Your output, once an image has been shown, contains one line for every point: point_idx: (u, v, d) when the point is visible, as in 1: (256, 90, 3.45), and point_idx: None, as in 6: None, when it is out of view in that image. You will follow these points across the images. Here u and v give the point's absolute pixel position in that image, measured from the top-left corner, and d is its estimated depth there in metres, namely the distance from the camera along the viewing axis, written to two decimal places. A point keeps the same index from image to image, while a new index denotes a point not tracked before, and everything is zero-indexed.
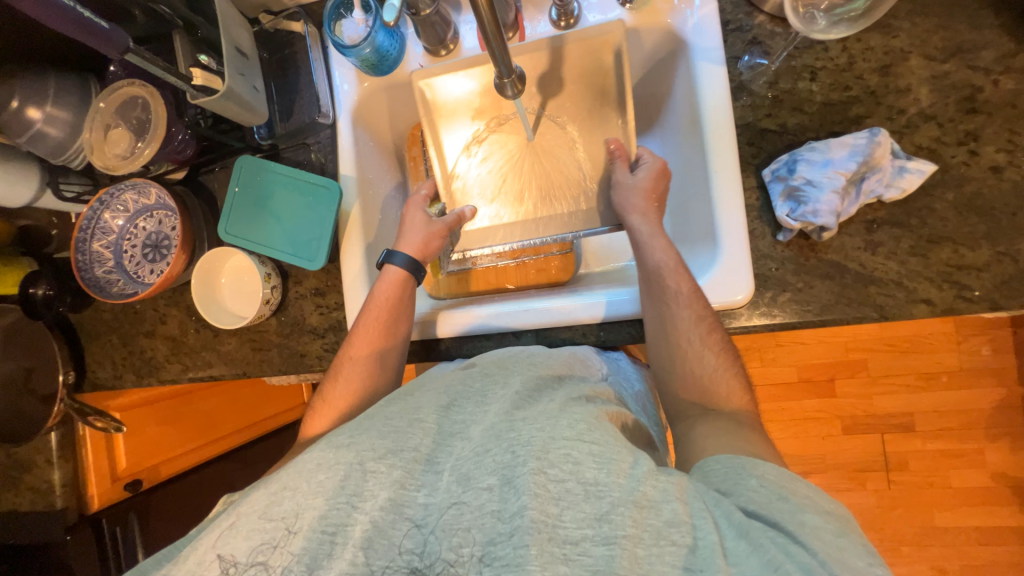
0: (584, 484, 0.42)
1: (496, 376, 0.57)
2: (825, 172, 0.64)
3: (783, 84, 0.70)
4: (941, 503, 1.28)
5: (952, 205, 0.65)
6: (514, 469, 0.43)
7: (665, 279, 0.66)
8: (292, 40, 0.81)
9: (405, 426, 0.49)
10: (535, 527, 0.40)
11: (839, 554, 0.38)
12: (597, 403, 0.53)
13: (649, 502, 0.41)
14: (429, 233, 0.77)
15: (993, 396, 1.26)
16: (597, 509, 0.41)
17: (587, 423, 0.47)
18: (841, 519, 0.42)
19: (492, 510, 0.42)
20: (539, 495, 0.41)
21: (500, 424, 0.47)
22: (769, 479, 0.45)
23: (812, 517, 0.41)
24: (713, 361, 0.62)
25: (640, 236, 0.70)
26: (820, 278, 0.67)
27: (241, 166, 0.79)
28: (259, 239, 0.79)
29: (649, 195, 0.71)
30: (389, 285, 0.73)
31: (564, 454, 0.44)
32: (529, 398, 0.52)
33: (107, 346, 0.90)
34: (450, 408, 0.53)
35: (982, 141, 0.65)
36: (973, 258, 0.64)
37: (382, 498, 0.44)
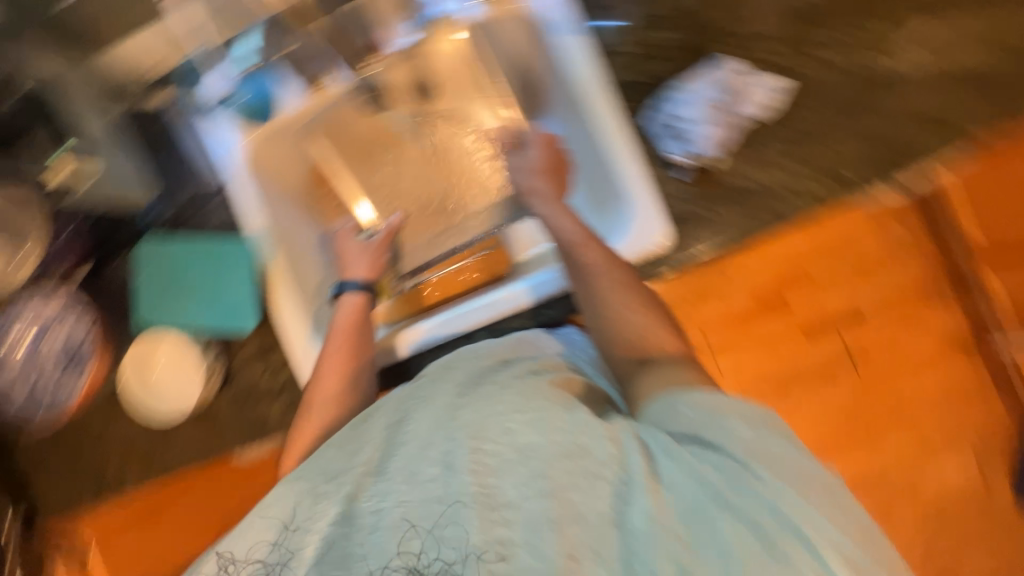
0: (518, 448, 0.43)
1: (439, 377, 0.57)
2: (697, 108, 0.73)
3: (641, 38, 0.75)
4: None
5: (805, 106, 0.74)
6: (450, 451, 0.44)
7: (572, 254, 0.66)
8: (155, 116, 0.79)
9: (356, 444, 0.50)
10: (475, 499, 0.41)
11: (763, 449, 0.42)
12: (544, 374, 0.56)
13: (582, 449, 0.43)
14: (372, 254, 0.77)
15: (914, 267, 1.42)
16: (530, 468, 0.42)
17: (524, 395, 0.48)
18: (766, 414, 0.45)
19: (439, 497, 0.42)
20: (476, 471, 0.42)
21: (442, 418, 0.48)
22: (698, 401, 0.47)
23: (741, 426, 0.43)
24: (638, 317, 0.62)
25: (542, 218, 0.71)
26: (724, 200, 0.74)
27: (141, 253, 0.78)
28: (182, 320, 0.77)
29: (545, 170, 0.73)
30: (350, 313, 0.72)
31: (502, 427, 0.45)
32: (473, 385, 0.53)
33: (49, 475, 0.82)
34: (399, 422, 0.51)
35: (811, 46, 0.74)
36: (832, 149, 0.74)
37: (333, 513, 0.44)
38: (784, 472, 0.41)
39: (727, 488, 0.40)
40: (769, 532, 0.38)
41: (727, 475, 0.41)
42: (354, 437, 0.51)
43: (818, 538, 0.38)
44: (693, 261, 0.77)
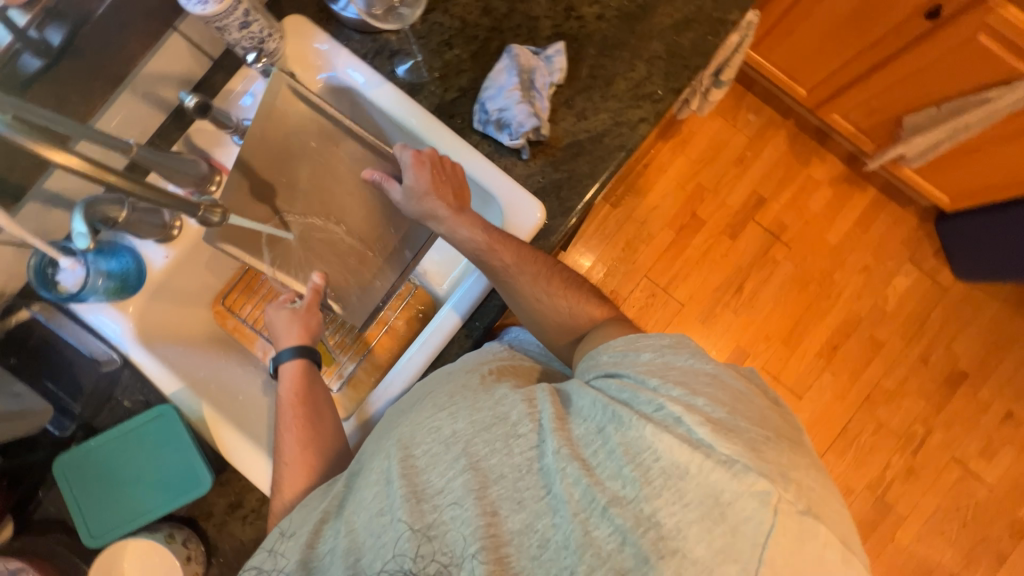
0: (444, 441, 0.52)
1: (393, 413, 0.64)
2: (504, 96, 0.76)
3: (437, 64, 0.82)
4: (822, 226, 1.59)
5: (598, 54, 0.81)
6: (389, 463, 0.52)
7: (488, 261, 0.69)
8: (27, 329, 0.76)
9: (325, 488, 0.58)
10: (406, 497, 0.49)
11: (662, 365, 0.52)
12: (486, 369, 0.62)
13: (499, 418, 0.52)
14: (301, 317, 0.74)
15: (780, 138, 1.61)
16: (452, 453, 0.51)
17: (449, 395, 0.57)
18: (678, 341, 0.55)
19: (381, 503, 0.50)
20: (406, 470, 0.51)
21: (381, 440, 0.57)
22: (613, 348, 0.58)
23: (648, 354, 0.54)
24: (565, 303, 0.70)
25: (444, 234, 0.72)
26: (574, 157, 0.79)
27: (62, 471, 0.71)
28: (136, 513, 0.72)
29: (435, 188, 0.70)
30: (292, 381, 0.71)
31: (433, 427, 0.53)
32: (425, 398, 0.60)
33: None
34: (358, 457, 0.58)
35: (578, 7, 0.82)
36: (639, 74, 0.81)
37: (301, 544, 0.53)
38: (677, 374, 0.51)
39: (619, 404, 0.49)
40: (650, 425, 0.45)
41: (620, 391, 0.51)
42: (324, 486, 0.59)
43: (693, 417, 0.45)
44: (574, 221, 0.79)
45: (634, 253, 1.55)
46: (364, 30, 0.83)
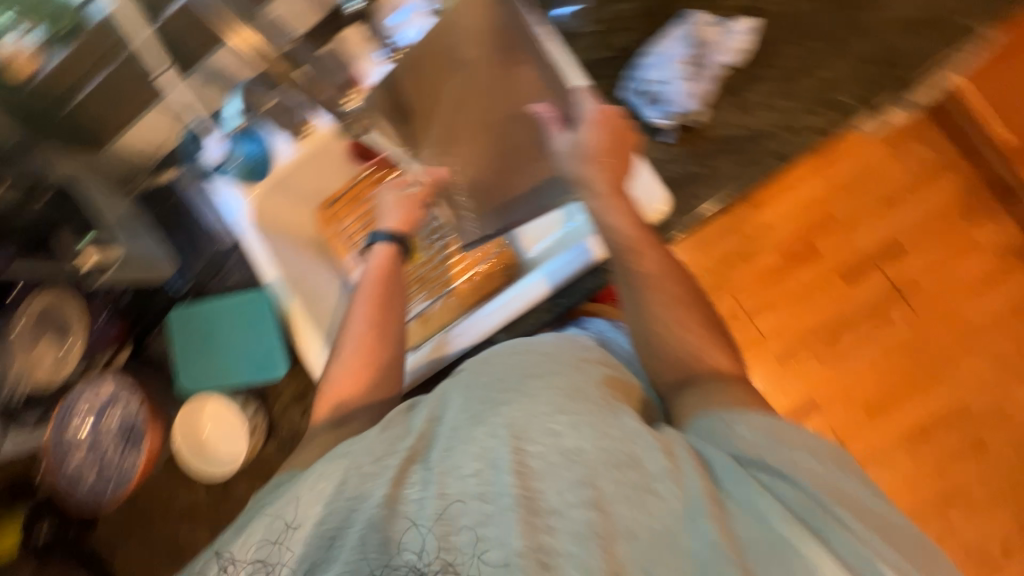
0: (564, 453, 0.42)
1: (479, 367, 0.54)
2: (670, 68, 0.71)
3: (601, 15, 0.75)
4: (962, 299, 1.36)
5: (788, 42, 0.70)
6: (496, 451, 0.43)
7: (624, 262, 0.62)
8: (170, 189, 0.84)
9: (400, 430, 0.49)
10: (519, 502, 0.40)
11: (839, 489, 0.42)
12: (590, 367, 0.54)
13: (635, 459, 0.42)
14: (409, 203, 0.77)
15: (950, 185, 1.36)
16: (578, 474, 0.41)
17: (566, 395, 0.47)
18: (841, 458, 0.45)
19: (481, 494, 0.41)
20: (519, 473, 0.41)
21: (481, 409, 0.47)
22: (762, 425, 0.47)
23: (811, 463, 0.43)
24: (694, 341, 0.58)
25: (593, 213, 0.64)
26: (719, 154, 0.70)
27: (173, 320, 0.80)
28: (221, 376, 0.80)
29: (601, 152, 0.64)
30: (381, 259, 0.73)
31: (547, 429, 0.44)
32: (530, 371, 0.51)
33: (131, 549, 0.87)
34: (440, 413, 0.50)
35: None
36: (832, 75, 0.69)
37: (377, 497, 0.42)
38: (865, 516, 0.41)
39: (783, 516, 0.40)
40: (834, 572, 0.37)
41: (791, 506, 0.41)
42: (398, 421, 0.50)
43: None
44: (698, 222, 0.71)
45: (735, 268, 1.40)
46: None
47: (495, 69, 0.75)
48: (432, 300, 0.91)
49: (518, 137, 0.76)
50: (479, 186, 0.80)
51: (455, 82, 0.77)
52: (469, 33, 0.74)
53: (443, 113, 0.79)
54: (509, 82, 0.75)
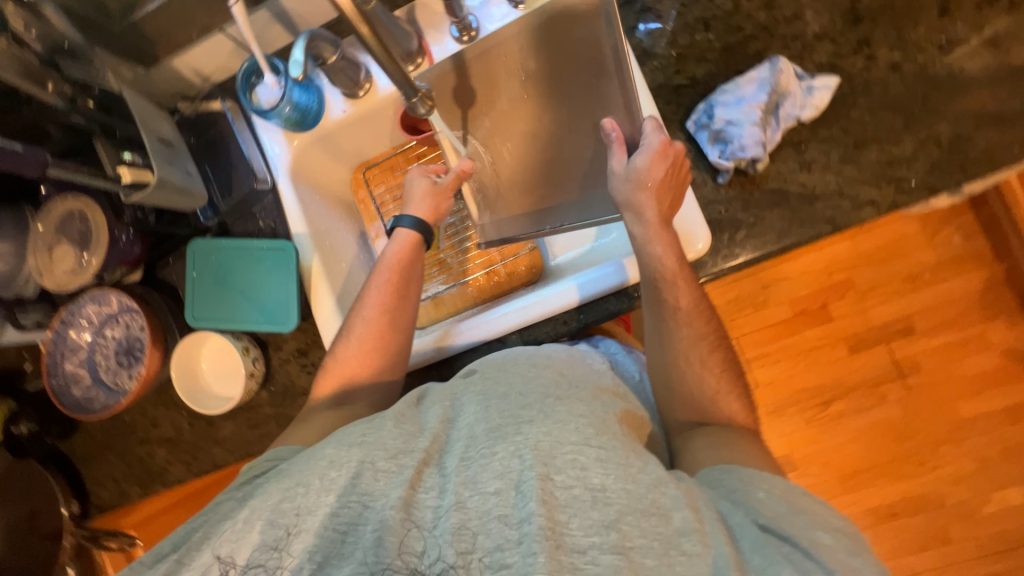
0: (591, 490, 0.45)
1: (497, 378, 0.57)
2: (741, 109, 0.67)
3: (683, 41, 0.74)
4: (961, 393, 1.35)
5: (867, 108, 0.68)
6: (522, 475, 0.45)
7: (660, 291, 0.65)
8: (214, 119, 0.82)
9: (415, 430, 0.53)
10: (544, 533, 0.41)
11: (850, 568, 0.43)
12: (606, 405, 0.57)
13: (658, 508, 0.44)
14: (436, 196, 0.76)
15: (977, 279, 1.34)
16: (604, 516, 0.43)
17: (594, 429, 0.50)
18: (850, 535, 0.46)
19: (501, 514, 0.44)
20: (547, 502, 0.43)
21: (504, 424, 0.50)
22: (777, 492, 0.49)
23: (823, 535, 0.45)
24: (713, 383, 0.63)
25: (636, 240, 0.66)
26: (770, 207, 0.69)
27: (194, 251, 0.80)
28: (229, 316, 0.80)
29: (655, 188, 0.63)
30: (402, 246, 0.74)
31: (571, 459, 0.46)
32: (542, 397, 0.53)
33: (105, 465, 0.88)
34: (452, 416, 0.55)
35: (875, 45, 0.69)
36: (901, 151, 0.67)
37: (392, 497, 0.46)
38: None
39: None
40: None
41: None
42: (412, 420, 0.55)
43: None
44: (733, 270, 0.71)
45: (744, 313, 1.42)
46: None
47: (571, 78, 0.72)
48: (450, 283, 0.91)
49: (572, 152, 0.74)
50: (509, 189, 0.77)
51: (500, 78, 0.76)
52: (552, 35, 0.72)
53: (501, 110, 0.77)
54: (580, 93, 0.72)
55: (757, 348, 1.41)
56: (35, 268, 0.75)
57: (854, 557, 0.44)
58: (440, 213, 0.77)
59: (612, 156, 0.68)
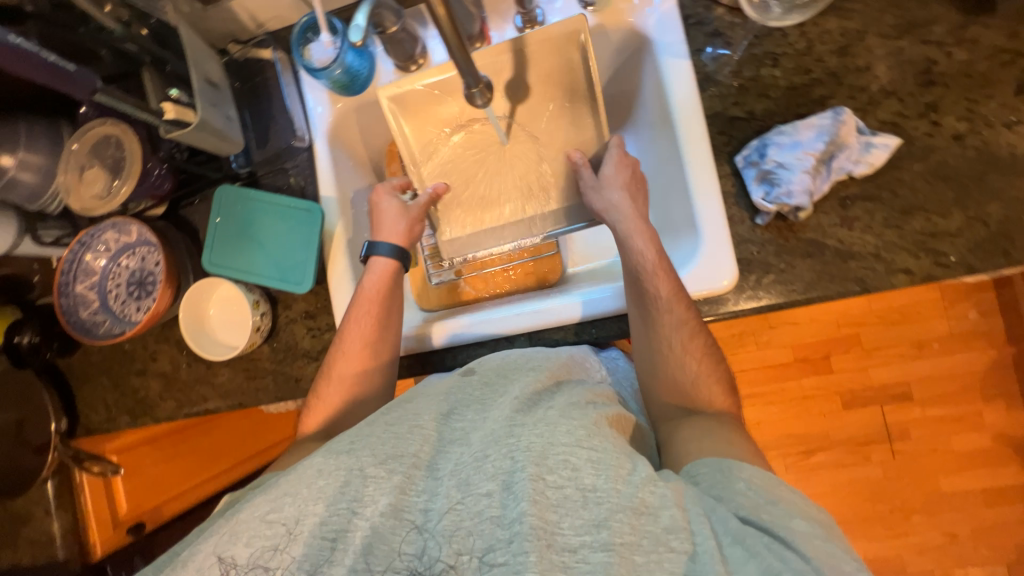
0: (582, 490, 0.45)
1: (495, 386, 0.59)
2: (796, 154, 0.66)
3: (748, 72, 0.72)
4: (947, 468, 1.34)
5: (921, 174, 0.66)
6: (513, 475, 0.46)
7: (641, 283, 0.67)
8: (262, 67, 0.81)
9: (405, 432, 0.53)
10: (535, 532, 0.42)
11: (830, 560, 0.42)
12: (598, 406, 0.56)
13: (646, 506, 0.44)
14: (409, 219, 0.77)
15: (984, 358, 1.34)
16: (595, 515, 0.44)
17: (586, 429, 0.50)
18: (826, 526, 0.46)
19: (492, 515, 0.45)
20: (538, 502, 0.43)
21: (497, 432, 0.50)
22: (755, 482, 0.48)
23: (801, 523, 0.44)
24: (694, 366, 0.65)
25: (620, 233, 0.70)
26: (802, 256, 0.68)
27: (220, 196, 0.79)
28: (244, 267, 0.79)
29: (624, 184, 0.71)
30: (379, 276, 0.74)
31: (563, 460, 0.46)
32: (528, 403, 0.54)
33: (99, 388, 0.89)
34: (449, 415, 0.56)
35: (943, 111, 0.67)
36: (946, 224, 0.65)
37: (382, 503, 0.47)
38: None
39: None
40: None
41: None
42: (402, 418, 0.55)
43: None
44: (754, 312, 0.70)
45: (746, 349, 1.41)
46: None
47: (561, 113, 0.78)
48: (454, 275, 0.89)
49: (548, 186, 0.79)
50: (474, 206, 0.81)
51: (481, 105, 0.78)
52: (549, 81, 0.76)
53: (480, 134, 0.79)
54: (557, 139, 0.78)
55: (752, 387, 1.41)
56: (60, 186, 0.73)
57: (832, 548, 0.43)
58: (412, 235, 0.78)
59: (579, 180, 0.75)
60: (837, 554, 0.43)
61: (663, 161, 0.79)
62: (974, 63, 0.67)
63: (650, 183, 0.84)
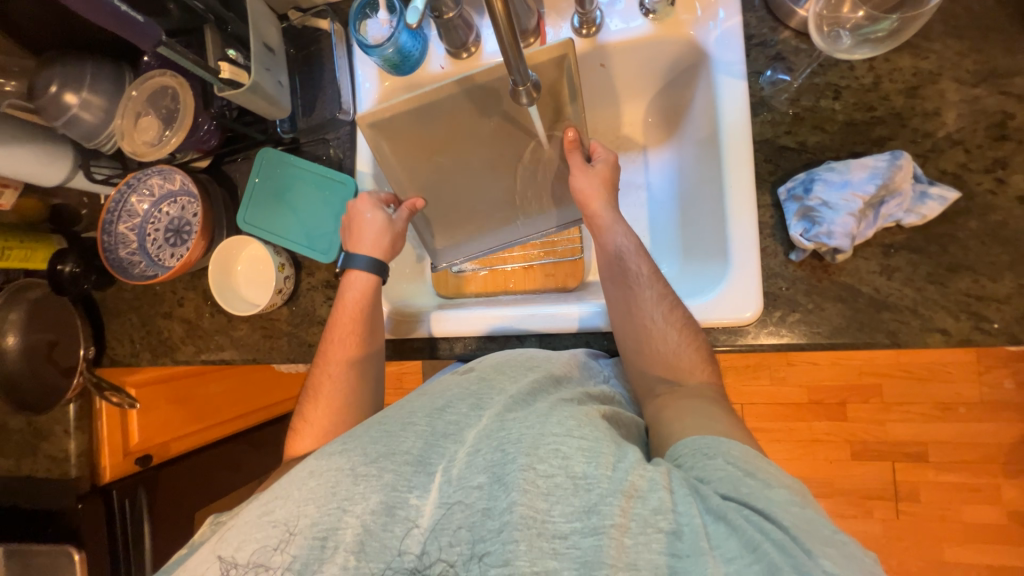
0: (573, 478, 0.45)
1: (492, 380, 0.58)
2: (843, 194, 0.63)
3: (806, 101, 0.69)
4: (952, 537, 1.28)
5: (976, 232, 0.63)
6: (505, 467, 0.46)
7: (625, 262, 0.68)
8: (318, 37, 0.83)
9: (398, 429, 0.52)
10: (525, 521, 0.43)
11: (807, 526, 0.41)
12: (590, 405, 0.55)
13: (636, 490, 0.44)
14: (393, 233, 0.75)
15: (1012, 431, 1.27)
16: (585, 501, 0.44)
17: (577, 419, 0.49)
18: (799, 491, 0.45)
19: (483, 507, 0.46)
20: (528, 491, 0.44)
21: (493, 425, 0.50)
22: (735, 455, 0.48)
23: (779, 492, 0.44)
24: (676, 336, 0.64)
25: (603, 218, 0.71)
26: (833, 300, 0.65)
27: (262, 158, 0.81)
28: (274, 230, 0.81)
29: (603, 181, 0.72)
30: (358, 293, 0.73)
31: (553, 449, 0.46)
32: (524, 400, 0.54)
33: (127, 325, 0.93)
34: (443, 410, 0.55)
35: (1011, 169, 0.63)
36: (994, 289, 0.62)
37: (373, 501, 0.47)
38: (832, 554, 0.39)
39: (780, 559, 0.39)
40: None
41: (783, 554, 0.39)
42: (395, 417, 0.54)
43: None
44: (774, 349, 0.67)
45: (759, 382, 1.38)
46: (776, 15, 0.72)
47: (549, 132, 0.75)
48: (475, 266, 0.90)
49: (528, 195, 0.81)
50: (457, 215, 0.82)
51: (467, 121, 0.76)
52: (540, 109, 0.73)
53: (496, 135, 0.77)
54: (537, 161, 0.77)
55: (760, 421, 1.37)
56: (116, 129, 0.76)
57: (810, 515, 0.42)
58: (394, 249, 0.76)
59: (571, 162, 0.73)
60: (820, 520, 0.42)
61: (703, 181, 0.77)
62: None
63: (685, 202, 0.82)
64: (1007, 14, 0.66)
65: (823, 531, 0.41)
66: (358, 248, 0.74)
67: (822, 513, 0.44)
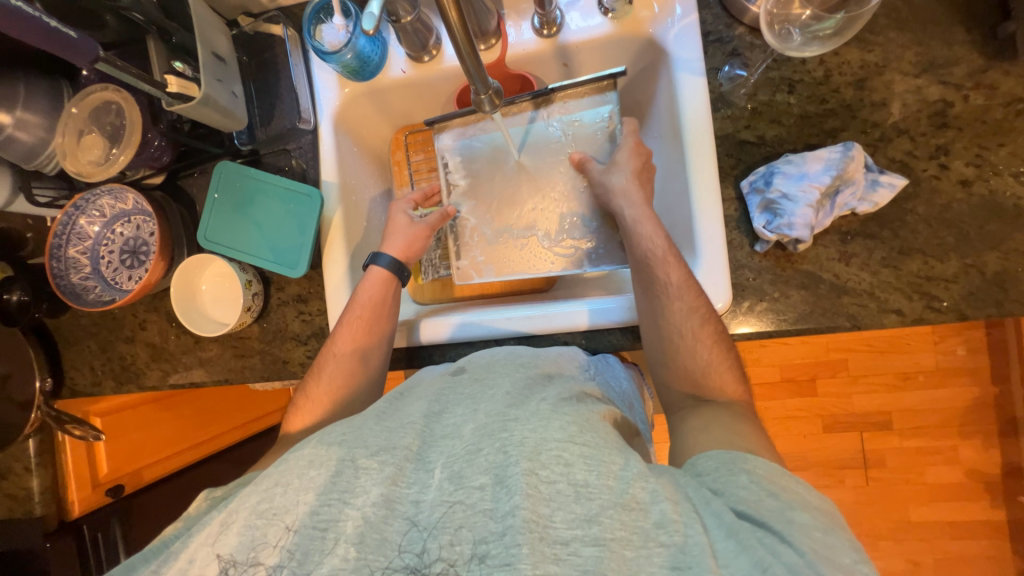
0: (575, 485, 0.45)
1: (484, 382, 0.58)
2: (801, 186, 0.65)
3: (763, 96, 0.71)
4: (916, 499, 1.36)
5: (924, 217, 0.66)
6: (506, 470, 0.45)
7: (652, 270, 0.67)
8: (272, 43, 0.80)
9: (396, 426, 0.52)
10: (527, 526, 0.42)
11: (827, 551, 0.42)
12: (586, 403, 0.55)
13: (637, 502, 0.44)
14: (412, 234, 0.78)
15: (968, 394, 1.35)
16: (586, 510, 0.43)
17: (578, 425, 0.49)
18: (826, 516, 0.46)
19: (484, 508, 0.44)
20: (531, 496, 0.43)
21: (492, 423, 0.49)
22: (758, 474, 0.48)
23: (800, 515, 0.45)
24: (706, 355, 0.64)
25: (627, 222, 0.71)
26: (797, 287, 0.68)
27: (220, 173, 0.78)
28: (239, 247, 0.78)
29: (634, 176, 0.72)
30: (374, 285, 0.74)
31: (555, 456, 0.46)
32: (519, 398, 0.53)
33: (86, 352, 0.88)
34: (439, 414, 0.54)
35: (952, 155, 0.66)
36: (941, 269, 0.65)
37: (374, 494, 0.46)
38: None
39: None
40: None
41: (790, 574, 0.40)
42: (390, 416, 0.54)
43: None
44: (746, 338, 0.69)
45: None
46: (730, 11, 0.73)
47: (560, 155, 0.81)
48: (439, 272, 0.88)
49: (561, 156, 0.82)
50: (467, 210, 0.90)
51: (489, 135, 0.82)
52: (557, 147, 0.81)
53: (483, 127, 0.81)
54: (557, 234, 0.81)
55: None
56: (57, 149, 0.72)
57: (831, 538, 0.43)
58: (411, 248, 0.79)
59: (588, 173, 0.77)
60: (834, 546, 0.43)
61: (670, 175, 0.78)
62: (990, 110, 0.66)
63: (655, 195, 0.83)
64: (942, 5, 0.69)
65: (841, 559, 0.42)
66: (388, 245, 0.78)
67: (807, 509, 0.45)
